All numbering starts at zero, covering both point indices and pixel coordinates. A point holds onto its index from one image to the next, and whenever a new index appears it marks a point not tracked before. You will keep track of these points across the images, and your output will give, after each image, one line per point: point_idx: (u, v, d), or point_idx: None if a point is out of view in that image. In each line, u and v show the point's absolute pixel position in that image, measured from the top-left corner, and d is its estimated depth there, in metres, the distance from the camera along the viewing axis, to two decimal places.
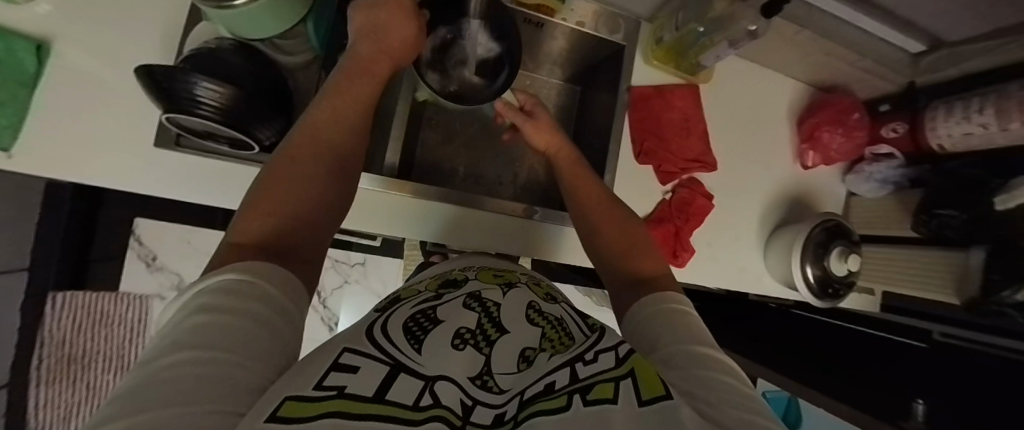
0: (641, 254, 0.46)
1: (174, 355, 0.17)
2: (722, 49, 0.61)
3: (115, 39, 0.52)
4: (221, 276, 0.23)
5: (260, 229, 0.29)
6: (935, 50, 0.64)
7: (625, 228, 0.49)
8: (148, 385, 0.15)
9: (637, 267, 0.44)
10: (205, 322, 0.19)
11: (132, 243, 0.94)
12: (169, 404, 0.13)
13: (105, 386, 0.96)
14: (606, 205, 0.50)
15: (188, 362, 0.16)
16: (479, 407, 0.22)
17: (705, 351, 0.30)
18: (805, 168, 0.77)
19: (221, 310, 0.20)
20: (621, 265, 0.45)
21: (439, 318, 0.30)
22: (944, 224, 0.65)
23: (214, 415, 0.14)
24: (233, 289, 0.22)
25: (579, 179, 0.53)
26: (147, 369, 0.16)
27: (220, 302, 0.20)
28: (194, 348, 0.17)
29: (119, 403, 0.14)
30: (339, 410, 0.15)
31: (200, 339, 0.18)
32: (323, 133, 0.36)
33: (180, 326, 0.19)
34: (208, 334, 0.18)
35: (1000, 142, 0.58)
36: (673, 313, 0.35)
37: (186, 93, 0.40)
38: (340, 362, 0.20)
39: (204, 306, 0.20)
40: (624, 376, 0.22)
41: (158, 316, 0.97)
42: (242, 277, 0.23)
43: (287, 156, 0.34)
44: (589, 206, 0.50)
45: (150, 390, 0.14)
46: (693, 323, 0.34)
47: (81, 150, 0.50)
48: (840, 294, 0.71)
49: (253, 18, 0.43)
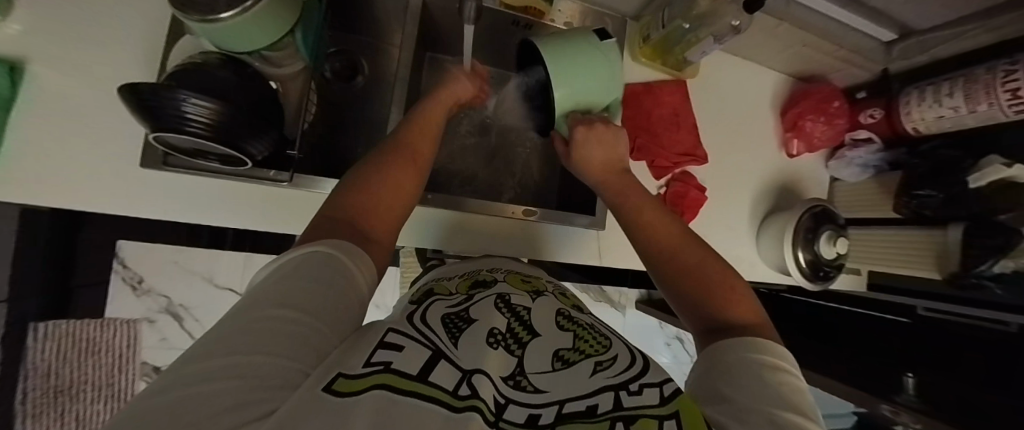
0: (728, 293, 0.38)
1: (265, 309, 0.21)
2: (707, 44, 0.62)
3: (93, 57, 0.51)
4: (319, 245, 0.27)
5: (359, 206, 0.34)
6: (904, 38, 0.67)
7: (710, 268, 0.40)
8: (244, 331, 0.19)
9: (720, 302, 0.37)
10: (296, 287, 0.23)
11: (115, 267, 0.88)
12: (253, 357, 0.18)
13: (95, 416, 0.93)
14: (678, 235, 0.44)
15: (276, 319, 0.21)
16: (513, 405, 0.23)
17: (794, 420, 0.23)
18: (790, 156, 0.80)
19: (312, 279, 0.24)
20: (699, 295, 0.38)
21: (472, 317, 0.32)
22: (923, 204, 0.69)
23: (281, 372, 0.18)
24: (322, 262, 0.26)
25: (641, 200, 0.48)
26: (243, 314, 0.21)
27: (313, 272, 0.25)
28: (280, 307, 0.22)
29: (227, 339, 0.19)
30: (385, 383, 0.19)
31: (286, 300, 0.22)
32: (414, 148, 0.42)
33: (280, 282, 0.24)
34: (294, 296, 0.23)
35: (970, 123, 0.61)
36: (754, 357, 0.29)
37: (174, 110, 0.38)
38: (387, 340, 0.24)
39: (296, 270, 0.25)
40: (670, 417, 0.21)
41: (147, 340, 0.94)
42: (332, 253, 0.27)
43: (391, 151, 0.40)
44: (654, 228, 0.45)
45: (243, 337, 0.19)
46: (792, 387, 0.26)
47: (65, 175, 0.49)
48: (831, 276, 0.73)
49: (237, 31, 0.42)
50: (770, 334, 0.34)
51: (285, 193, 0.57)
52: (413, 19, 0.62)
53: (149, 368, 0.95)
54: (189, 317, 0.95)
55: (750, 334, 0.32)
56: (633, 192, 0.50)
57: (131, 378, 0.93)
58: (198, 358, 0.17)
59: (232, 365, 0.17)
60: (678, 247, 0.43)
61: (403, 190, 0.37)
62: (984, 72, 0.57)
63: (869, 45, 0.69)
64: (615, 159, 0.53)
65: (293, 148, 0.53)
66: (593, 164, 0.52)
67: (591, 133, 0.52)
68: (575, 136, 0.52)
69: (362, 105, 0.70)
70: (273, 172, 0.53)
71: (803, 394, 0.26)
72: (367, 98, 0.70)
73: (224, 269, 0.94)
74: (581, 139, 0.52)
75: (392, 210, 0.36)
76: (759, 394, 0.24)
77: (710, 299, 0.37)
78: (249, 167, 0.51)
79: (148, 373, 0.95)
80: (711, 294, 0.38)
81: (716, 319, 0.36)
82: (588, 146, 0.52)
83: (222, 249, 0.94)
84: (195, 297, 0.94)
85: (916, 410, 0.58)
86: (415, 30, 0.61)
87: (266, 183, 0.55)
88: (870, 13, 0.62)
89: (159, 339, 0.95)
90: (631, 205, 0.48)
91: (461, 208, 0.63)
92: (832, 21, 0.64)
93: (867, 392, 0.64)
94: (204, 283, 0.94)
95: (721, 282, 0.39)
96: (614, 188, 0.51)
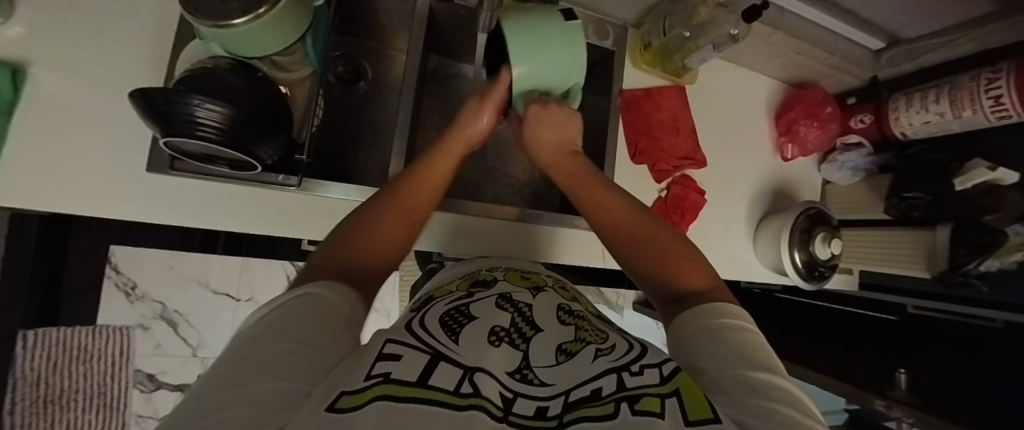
0: (682, 262, 0.38)
1: (265, 343, 0.21)
2: (706, 51, 0.64)
3: (96, 61, 0.50)
4: (302, 288, 0.27)
5: (349, 244, 0.33)
6: (892, 46, 0.68)
7: (662, 237, 0.40)
8: (245, 366, 0.19)
9: (677, 272, 0.37)
10: (285, 328, 0.23)
11: (107, 272, 0.87)
12: (259, 384, 0.18)
13: (88, 425, 0.91)
14: (626, 207, 0.43)
15: (270, 359, 0.20)
16: (520, 399, 0.23)
17: (764, 378, 0.24)
18: (785, 160, 0.82)
19: (299, 318, 0.24)
20: (656, 266, 0.38)
21: (475, 315, 0.33)
22: (911, 206, 0.72)
23: (284, 395, 0.18)
24: (309, 301, 0.25)
25: (583, 171, 0.47)
26: (241, 351, 0.21)
27: (299, 311, 0.24)
28: (278, 340, 0.22)
29: (219, 385, 0.18)
30: (385, 394, 0.19)
31: (284, 332, 0.22)
32: (412, 193, 0.39)
33: (263, 327, 0.23)
34: (285, 334, 0.22)
35: (954, 128, 0.64)
36: (718, 325, 0.29)
37: (185, 114, 0.38)
38: (386, 352, 0.24)
39: (281, 313, 0.24)
40: (670, 394, 0.22)
41: (141, 348, 0.94)
42: (318, 291, 0.26)
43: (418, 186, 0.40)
44: (599, 200, 0.44)
45: (247, 372, 0.19)
46: (756, 345, 0.27)
47: (70, 179, 0.48)
48: (825, 275, 0.76)
49: (250, 36, 0.42)
50: (723, 296, 0.34)
51: (291, 196, 0.57)
52: (420, 25, 0.63)
53: (143, 375, 0.94)
54: (184, 323, 0.94)
55: (708, 300, 0.33)
56: (586, 172, 0.47)
57: (124, 386, 0.92)
58: (193, 409, 0.16)
59: (239, 397, 0.17)
60: (630, 220, 0.42)
61: (392, 236, 0.36)
62: (967, 80, 0.60)
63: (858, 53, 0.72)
64: (564, 140, 0.49)
65: (301, 152, 0.54)
66: (544, 145, 0.48)
67: (545, 112, 0.47)
68: (526, 113, 0.48)
69: (365, 110, 0.70)
70: (282, 176, 0.54)
71: (764, 349, 0.28)
72: (371, 102, 0.71)
73: (220, 273, 0.93)
74: (532, 119, 0.48)
75: (381, 253, 0.34)
76: (729, 361, 0.25)
77: (665, 271, 0.37)
78: (257, 171, 0.51)
79: (142, 381, 0.95)
80: (667, 264, 0.38)
81: (675, 289, 0.36)
82: (541, 124, 0.48)
83: (214, 254, 0.92)
84: (191, 303, 0.93)
85: (907, 405, 0.60)
86: (421, 36, 0.62)
87: (274, 187, 0.55)
88: (860, 22, 0.65)
89: (154, 346, 0.94)
90: (583, 186, 0.46)
91: (460, 210, 0.64)
92: (824, 30, 0.67)
93: (860, 388, 0.66)
94: (198, 288, 0.93)
95: (674, 250, 0.39)
96: (564, 170, 0.48)
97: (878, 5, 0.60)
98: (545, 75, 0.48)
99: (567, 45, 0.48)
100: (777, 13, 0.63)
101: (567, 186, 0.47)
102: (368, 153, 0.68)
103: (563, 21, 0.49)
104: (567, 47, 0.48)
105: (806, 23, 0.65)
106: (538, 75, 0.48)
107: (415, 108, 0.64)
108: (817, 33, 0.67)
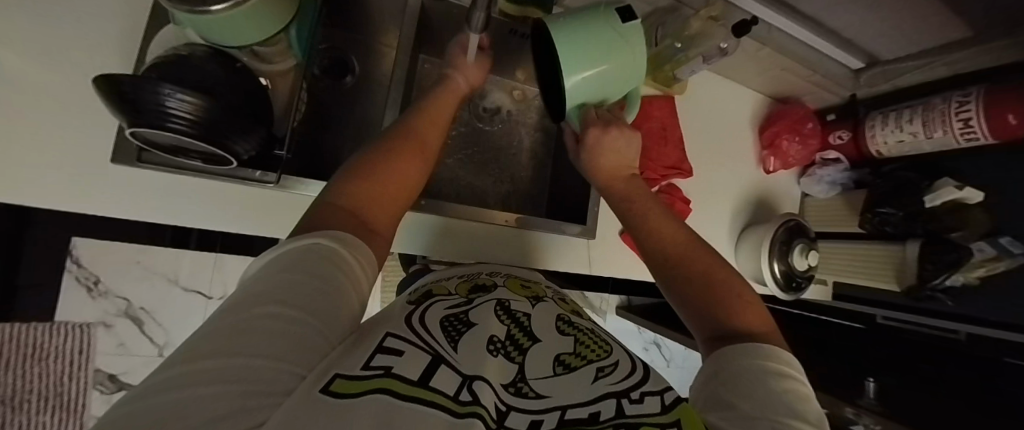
0: (736, 299, 0.37)
1: (254, 308, 0.20)
2: (697, 64, 0.67)
3: (62, 42, 0.47)
4: (313, 237, 0.26)
5: (362, 196, 0.32)
6: (871, 67, 0.72)
7: (715, 270, 0.40)
8: (231, 329, 0.18)
9: (728, 307, 0.36)
10: (298, 281, 0.23)
11: (69, 266, 0.79)
12: (247, 356, 0.17)
13: (42, 425, 0.86)
14: (684, 238, 0.43)
15: (273, 315, 0.20)
16: (513, 412, 0.23)
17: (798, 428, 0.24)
18: (767, 172, 0.84)
19: (312, 274, 0.23)
20: (709, 298, 0.38)
21: (472, 321, 0.32)
22: (884, 221, 0.76)
23: (265, 374, 0.17)
24: (318, 256, 0.25)
25: (643, 200, 0.48)
26: (234, 310, 0.20)
27: (312, 267, 0.24)
28: (273, 304, 0.21)
29: (217, 339, 0.18)
30: (386, 388, 0.19)
31: (277, 296, 0.21)
32: (413, 149, 0.39)
33: (272, 279, 0.23)
34: (290, 289, 0.22)
35: (926, 148, 0.68)
36: (757, 365, 0.29)
37: (155, 105, 0.35)
38: (386, 345, 0.24)
39: (289, 265, 0.24)
40: (671, 425, 0.22)
41: (102, 347, 0.85)
42: (330, 245, 0.26)
43: (428, 126, 0.43)
44: (653, 230, 0.45)
45: (239, 338, 0.18)
46: (796, 395, 0.27)
47: (33, 168, 0.45)
48: (802, 287, 0.77)
49: (227, 24, 0.40)
50: (778, 342, 0.34)
51: (274, 195, 0.55)
52: (410, 21, 0.61)
53: (104, 375, 0.86)
54: (151, 321, 0.87)
55: (758, 339, 0.33)
56: (642, 199, 0.48)
57: (83, 386, 0.86)
58: (189, 359, 0.16)
59: (211, 368, 0.16)
60: (684, 249, 0.42)
61: (402, 178, 0.36)
62: (939, 101, 0.63)
63: (841, 72, 0.74)
64: (621, 165, 0.50)
65: (281, 148, 0.51)
66: (602, 169, 0.50)
67: (603, 138, 0.49)
68: (587, 135, 0.49)
69: (351, 107, 0.68)
70: (260, 173, 0.51)
71: (808, 402, 0.27)
72: (357, 97, 0.69)
73: (190, 270, 0.87)
74: (591, 141, 0.49)
75: (393, 201, 0.35)
76: (762, 401, 0.25)
77: (717, 304, 0.37)
78: (232, 166, 0.48)
79: (102, 382, 0.87)
80: (718, 296, 0.38)
81: (722, 322, 0.35)
82: (600, 150, 0.49)
83: (185, 249, 0.86)
84: (158, 300, 0.86)
85: (875, 412, 0.62)
86: (412, 32, 0.60)
87: (251, 184, 0.52)
88: (842, 42, 0.67)
89: (117, 345, 0.86)
90: (639, 210, 0.47)
91: (442, 213, 0.61)
92: (808, 48, 0.69)
93: (831, 395, 0.68)
94: (168, 285, 0.86)
95: (732, 289, 0.38)
96: (620, 194, 0.50)
97: (860, 26, 0.62)
98: (604, 85, 0.49)
99: (622, 56, 0.48)
100: (765, 29, 0.65)
101: (621, 214, 0.49)
102: (353, 151, 0.66)
103: (620, 24, 0.48)
104: (632, 63, 0.49)
105: (791, 40, 0.67)
106: (596, 87, 0.49)
107: (403, 105, 0.62)
108: (802, 51, 0.69)
